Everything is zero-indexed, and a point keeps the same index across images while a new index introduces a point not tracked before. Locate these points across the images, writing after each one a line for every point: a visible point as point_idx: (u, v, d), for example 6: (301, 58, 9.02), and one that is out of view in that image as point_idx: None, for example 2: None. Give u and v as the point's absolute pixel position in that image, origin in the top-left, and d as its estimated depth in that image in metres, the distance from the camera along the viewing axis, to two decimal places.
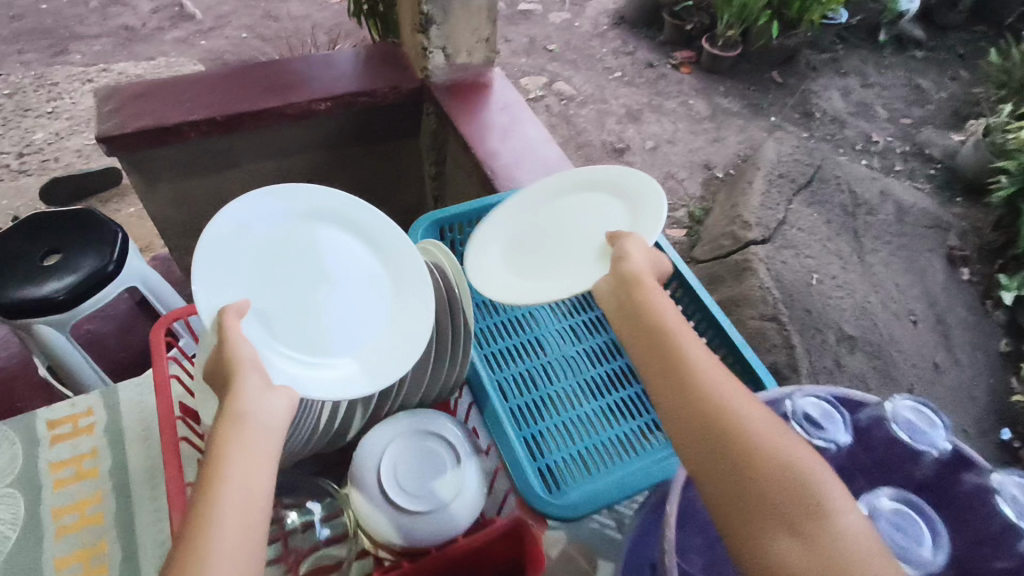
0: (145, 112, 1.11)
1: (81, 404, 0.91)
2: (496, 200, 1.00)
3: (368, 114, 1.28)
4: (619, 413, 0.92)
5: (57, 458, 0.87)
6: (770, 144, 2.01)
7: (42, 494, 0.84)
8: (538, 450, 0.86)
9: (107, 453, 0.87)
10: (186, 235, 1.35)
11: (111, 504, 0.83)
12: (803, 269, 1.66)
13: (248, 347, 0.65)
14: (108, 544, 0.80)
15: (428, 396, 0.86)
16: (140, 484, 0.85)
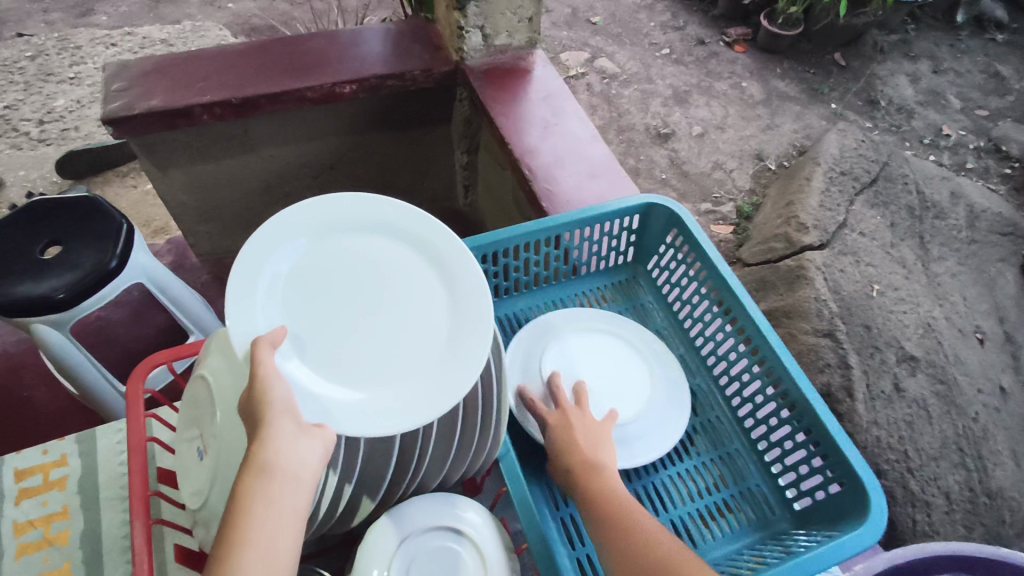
0: (155, 92, 1.02)
1: (53, 450, 0.79)
2: (544, 225, 0.88)
3: (397, 98, 1.17)
4: (671, 495, 0.82)
5: (26, 470, 0.78)
6: (832, 136, 1.84)
7: (4, 506, 0.76)
8: (578, 535, 0.77)
9: (77, 507, 0.75)
10: (200, 221, 1.27)
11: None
12: (863, 280, 1.51)
13: (282, 386, 0.53)
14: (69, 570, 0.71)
15: (450, 477, 0.70)
16: (110, 542, 0.73)
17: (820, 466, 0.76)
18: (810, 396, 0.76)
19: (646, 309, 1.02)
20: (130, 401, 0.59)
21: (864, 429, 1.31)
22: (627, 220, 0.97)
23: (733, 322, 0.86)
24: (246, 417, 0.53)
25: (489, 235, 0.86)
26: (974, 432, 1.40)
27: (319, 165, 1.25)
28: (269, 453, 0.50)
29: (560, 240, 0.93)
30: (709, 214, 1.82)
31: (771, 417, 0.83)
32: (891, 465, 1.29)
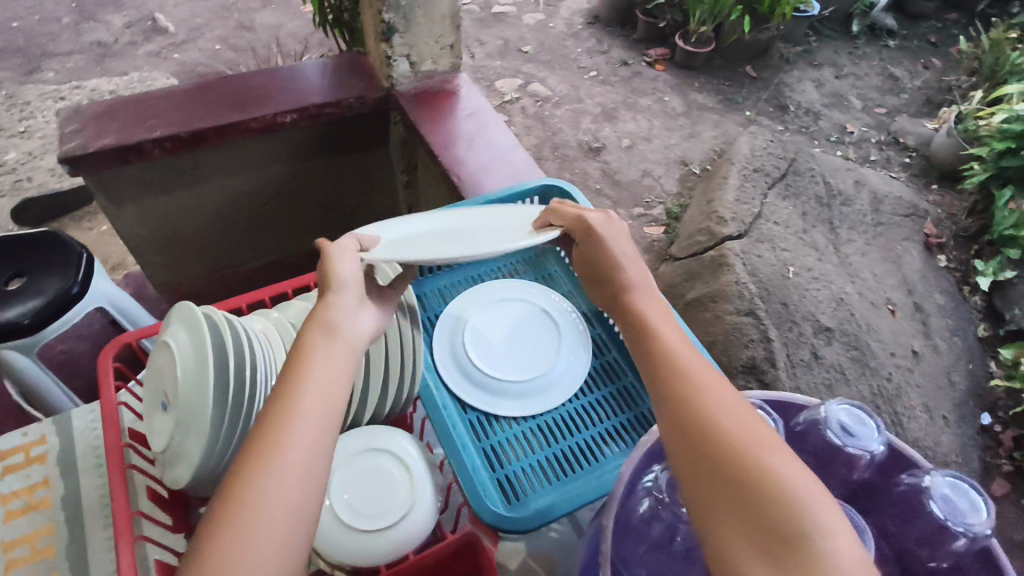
0: (108, 131, 1.10)
1: (33, 430, 0.82)
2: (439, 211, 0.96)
3: (336, 124, 1.28)
4: (580, 422, 0.89)
5: (8, 447, 0.81)
6: (744, 139, 2.01)
7: None
8: (498, 460, 0.83)
9: (61, 481, 0.78)
10: (158, 252, 1.33)
11: (65, 535, 0.75)
12: (779, 263, 1.66)
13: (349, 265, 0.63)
14: (57, 528, 0.75)
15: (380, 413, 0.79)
16: (95, 510, 0.77)
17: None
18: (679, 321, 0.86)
19: (553, 278, 1.08)
20: (102, 381, 0.67)
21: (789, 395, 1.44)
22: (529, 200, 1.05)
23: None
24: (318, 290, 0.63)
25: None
26: (888, 391, 1.54)
27: (268, 191, 1.34)
28: (331, 313, 0.59)
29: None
30: (642, 218, 1.96)
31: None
32: None
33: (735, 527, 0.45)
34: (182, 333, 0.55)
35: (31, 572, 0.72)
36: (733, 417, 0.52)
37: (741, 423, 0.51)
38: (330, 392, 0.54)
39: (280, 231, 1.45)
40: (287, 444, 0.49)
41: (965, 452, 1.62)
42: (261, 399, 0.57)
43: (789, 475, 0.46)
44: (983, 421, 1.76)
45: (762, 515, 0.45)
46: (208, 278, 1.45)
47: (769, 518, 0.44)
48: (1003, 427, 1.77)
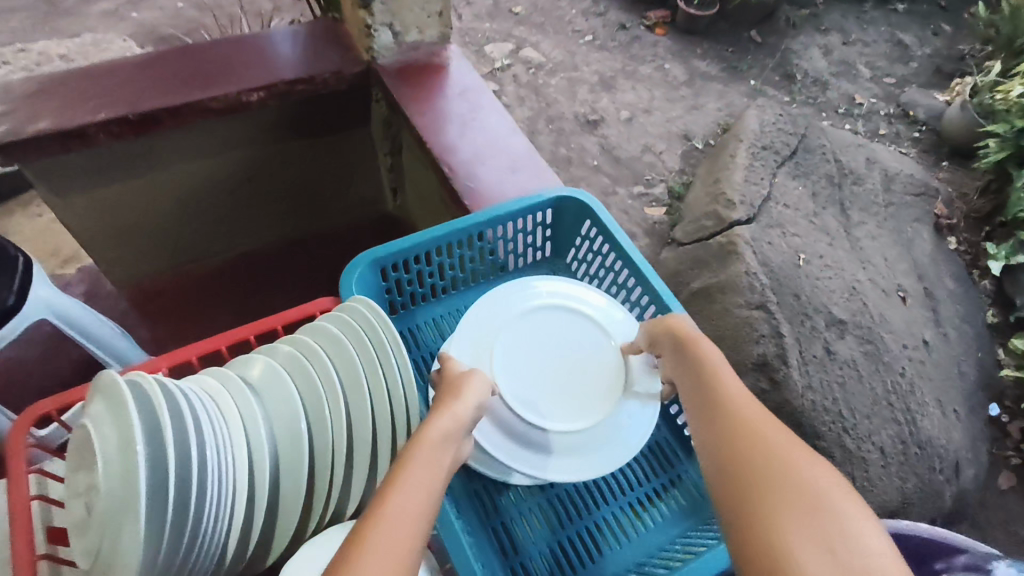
0: (44, 112, 0.96)
1: None
2: (442, 232, 0.88)
3: (309, 102, 1.13)
4: (600, 494, 0.89)
5: None
6: (752, 112, 1.87)
7: None
8: (511, 544, 0.83)
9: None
10: (114, 246, 1.20)
11: None
12: (790, 250, 1.57)
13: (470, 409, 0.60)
14: None
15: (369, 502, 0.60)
16: None
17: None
18: None
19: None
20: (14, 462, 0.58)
21: (801, 394, 1.37)
22: (540, 215, 0.98)
23: (644, 296, 0.92)
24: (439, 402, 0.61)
25: (404, 239, 0.87)
26: (902, 387, 1.46)
27: (235, 178, 1.20)
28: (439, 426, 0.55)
29: (483, 234, 0.94)
30: (643, 197, 1.85)
31: None
32: (828, 427, 1.37)
33: (786, 527, 0.49)
34: (103, 421, 0.43)
35: None
36: (787, 453, 0.55)
37: (790, 453, 0.55)
38: (421, 492, 0.49)
39: (253, 220, 1.31)
40: (381, 530, 0.44)
41: (975, 445, 1.57)
42: (203, 477, 0.45)
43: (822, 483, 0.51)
44: (992, 412, 1.71)
45: (805, 512, 0.49)
46: (174, 274, 1.31)
47: (813, 519, 0.48)
48: (1011, 418, 1.72)
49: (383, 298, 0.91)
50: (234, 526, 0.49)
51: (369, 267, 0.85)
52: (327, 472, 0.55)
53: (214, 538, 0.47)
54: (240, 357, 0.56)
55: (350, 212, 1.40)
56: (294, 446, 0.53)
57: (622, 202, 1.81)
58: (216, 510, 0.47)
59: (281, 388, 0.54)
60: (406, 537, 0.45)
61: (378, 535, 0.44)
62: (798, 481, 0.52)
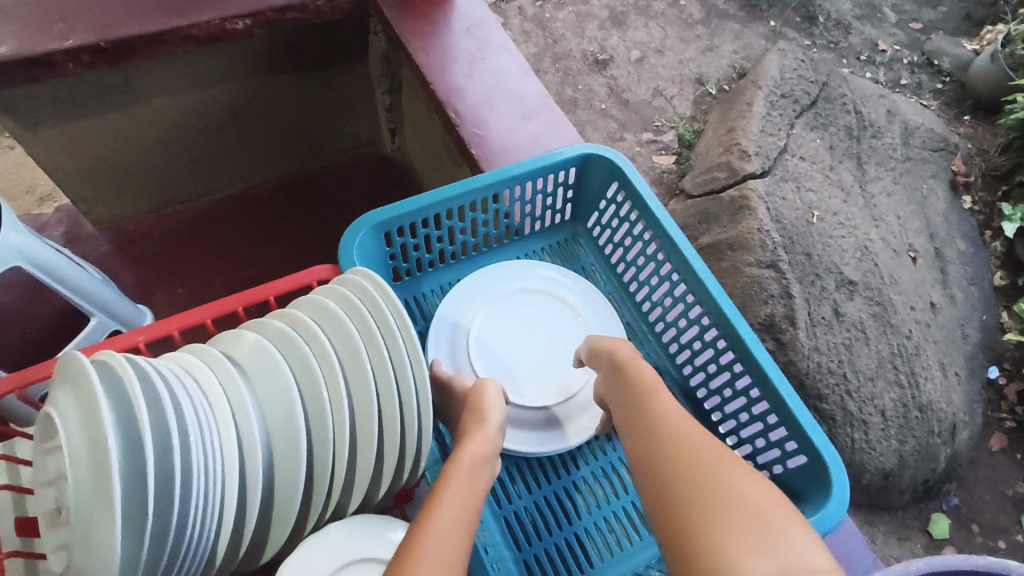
0: (5, 36, 0.86)
1: None
2: (452, 193, 0.81)
3: (301, 32, 1.04)
4: (616, 483, 0.86)
5: None
6: (772, 57, 1.76)
7: None
8: (525, 535, 0.81)
9: None
10: (92, 185, 1.12)
11: None
12: (804, 206, 1.50)
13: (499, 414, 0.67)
14: None
15: (376, 494, 0.56)
16: None
17: (780, 441, 0.79)
18: (735, 320, 0.79)
19: (588, 272, 1.01)
20: None
21: (805, 356, 1.35)
22: (563, 175, 0.93)
23: (674, 271, 0.87)
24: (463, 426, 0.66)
25: (417, 199, 0.80)
26: (908, 350, 1.44)
27: (221, 114, 1.11)
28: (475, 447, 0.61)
29: (500, 196, 0.88)
30: (651, 144, 1.76)
31: (711, 366, 0.86)
32: (831, 389, 1.35)
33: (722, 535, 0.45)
34: (72, 410, 0.38)
35: None
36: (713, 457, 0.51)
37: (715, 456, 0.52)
38: (464, 501, 0.54)
39: (240, 161, 1.23)
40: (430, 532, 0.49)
41: (973, 408, 1.57)
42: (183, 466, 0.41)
43: (768, 501, 0.47)
44: (990, 375, 1.70)
45: (732, 512, 0.46)
46: (157, 215, 1.24)
47: (743, 522, 0.45)
48: (1010, 381, 1.71)
49: (387, 264, 0.85)
50: (226, 517, 0.45)
51: (376, 232, 0.79)
52: (324, 463, 0.51)
53: (205, 528, 0.43)
54: (229, 334, 0.52)
55: (344, 153, 1.31)
56: (288, 432, 0.49)
57: (630, 148, 1.73)
58: (197, 505, 0.42)
59: (272, 368, 0.50)
60: (461, 530, 0.51)
61: (434, 526, 0.50)
62: (721, 481, 0.49)
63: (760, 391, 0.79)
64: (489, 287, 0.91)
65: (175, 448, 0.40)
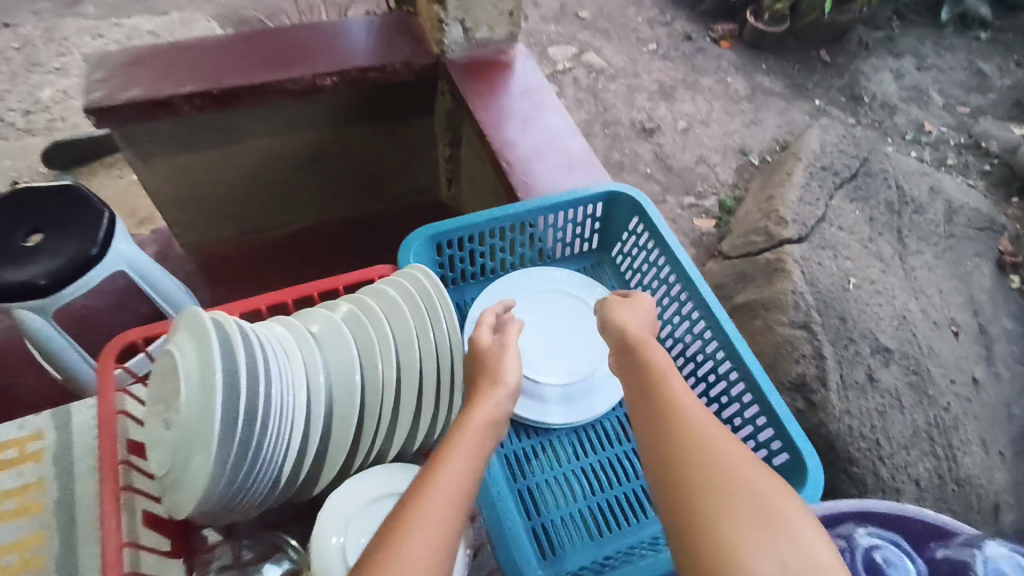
0: (137, 83, 1.04)
1: (32, 425, 0.88)
2: (494, 214, 0.91)
3: (378, 90, 1.19)
4: (624, 471, 0.90)
5: (3, 482, 0.85)
6: (814, 132, 1.85)
7: None
8: (535, 507, 0.86)
9: (53, 486, 0.84)
10: (187, 210, 1.27)
11: (55, 538, 0.81)
12: (840, 273, 1.54)
13: (514, 370, 0.62)
14: (45, 535, 0.81)
15: (405, 447, 0.67)
16: (84, 525, 0.82)
17: (767, 440, 0.84)
18: (731, 334, 0.85)
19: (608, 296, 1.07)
20: (102, 384, 0.66)
21: (836, 418, 1.35)
22: (591, 208, 1.02)
23: (682, 292, 0.93)
24: (475, 380, 0.62)
25: (467, 219, 0.90)
26: (945, 421, 1.43)
27: (302, 157, 1.27)
28: (486, 408, 0.57)
29: (536, 222, 0.98)
30: (692, 208, 1.85)
31: (710, 376, 0.92)
32: (862, 454, 1.33)
33: (732, 527, 0.48)
34: (191, 354, 0.48)
35: (23, 560, 0.79)
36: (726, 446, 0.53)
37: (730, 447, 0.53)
38: (466, 467, 0.51)
39: (313, 199, 1.37)
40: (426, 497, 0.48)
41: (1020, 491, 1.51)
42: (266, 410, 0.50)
43: (774, 493, 0.50)
44: None
45: (743, 505, 0.49)
46: (237, 242, 1.39)
47: (756, 516, 0.48)
48: None
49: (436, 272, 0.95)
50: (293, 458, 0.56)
51: (429, 241, 0.90)
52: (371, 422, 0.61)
53: (274, 471, 0.54)
54: (305, 311, 0.62)
55: (406, 198, 1.45)
56: (347, 393, 0.60)
57: (672, 211, 1.82)
58: (275, 441, 0.52)
59: (339, 342, 0.60)
60: (458, 497, 0.49)
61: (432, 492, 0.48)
62: (733, 472, 0.51)
63: (752, 397, 0.85)
64: (512, 290, 0.99)
65: (262, 404, 0.49)
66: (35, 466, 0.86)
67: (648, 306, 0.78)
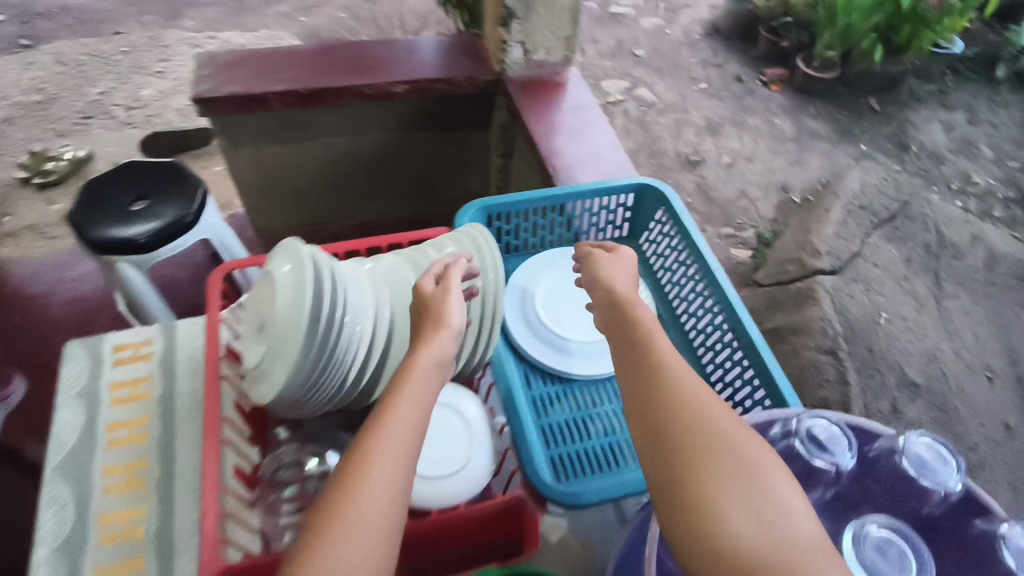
0: (236, 80, 1.19)
1: (142, 332, 0.81)
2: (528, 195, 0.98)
3: (442, 101, 1.31)
4: None
5: (118, 378, 0.76)
6: (855, 173, 1.90)
7: (102, 367, 0.77)
8: (552, 440, 0.84)
9: (161, 381, 0.76)
10: (264, 197, 1.42)
11: (159, 428, 0.73)
12: (872, 307, 1.57)
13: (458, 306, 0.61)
14: (151, 419, 0.73)
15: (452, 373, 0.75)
16: (188, 416, 0.74)
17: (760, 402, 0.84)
18: (729, 296, 0.89)
19: None
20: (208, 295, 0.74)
21: None
22: (623, 197, 1.06)
23: (693, 266, 0.97)
24: (418, 324, 0.61)
25: (509, 198, 0.99)
26: (970, 461, 1.42)
27: (369, 157, 1.40)
28: (428, 352, 0.57)
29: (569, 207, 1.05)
30: (730, 238, 1.90)
31: (717, 345, 0.92)
32: None
33: (717, 491, 0.47)
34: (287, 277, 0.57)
35: (127, 453, 0.71)
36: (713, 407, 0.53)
37: (716, 408, 0.53)
38: (399, 433, 0.52)
39: (375, 196, 1.51)
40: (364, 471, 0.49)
41: None
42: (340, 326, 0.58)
43: (758, 454, 0.49)
44: None
45: (726, 469, 0.48)
46: (304, 231, 1.54)
47: (740, 480, 0.48)
48: None
49: None
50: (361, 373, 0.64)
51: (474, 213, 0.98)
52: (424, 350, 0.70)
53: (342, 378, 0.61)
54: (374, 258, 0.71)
55: (458, 202, 1.57)
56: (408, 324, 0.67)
57: (709, 239, 1.88)
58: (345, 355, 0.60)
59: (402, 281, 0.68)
60: (398, 460, 0.50)
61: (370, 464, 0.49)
62: (719, 434, 0.51)
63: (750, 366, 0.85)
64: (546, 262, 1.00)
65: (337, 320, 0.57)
66: (144, 364, 0.78)
67: (630, 256, 0.75)
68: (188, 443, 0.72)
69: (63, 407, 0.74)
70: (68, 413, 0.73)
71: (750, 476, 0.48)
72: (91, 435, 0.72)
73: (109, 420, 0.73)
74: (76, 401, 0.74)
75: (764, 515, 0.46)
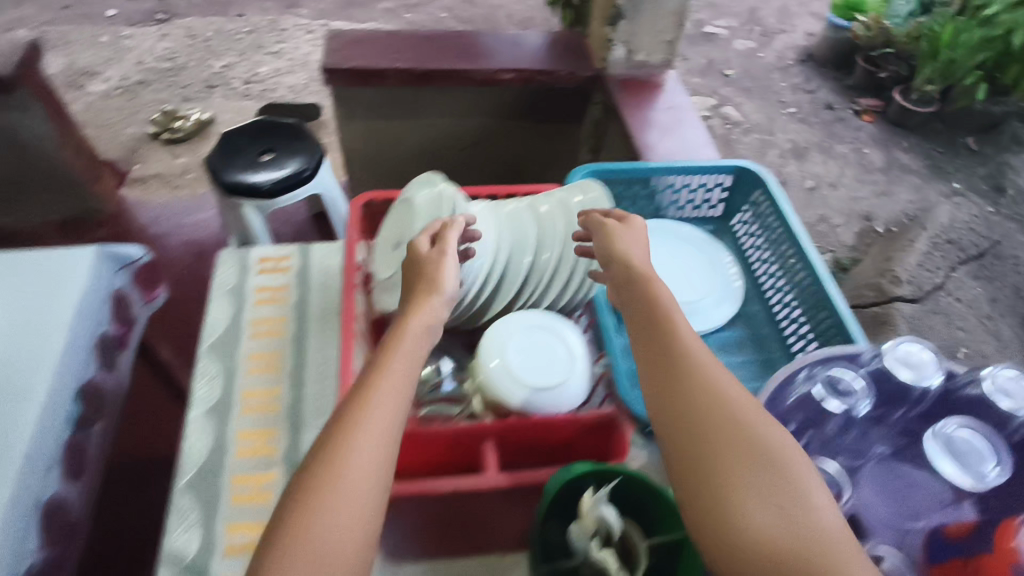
0: (358, 55, 1.30)
1: (281, 248, 0.87)
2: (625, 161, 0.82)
3: (542, 93, 1.38)
4: None
5: (261, 283, 0.83)
6: (945, 208, 1.85)
7: (247, 272, 0.84)
8: None
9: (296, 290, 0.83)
10: (366, 166, 1.53)
11: (293, 327, 0.79)
12: (951, 340, 1.53)
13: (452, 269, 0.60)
14: (286, 320, 0.79)
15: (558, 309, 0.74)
16: (318, 321, 0.80)
17: None
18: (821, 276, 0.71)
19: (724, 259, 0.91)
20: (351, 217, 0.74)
21: None
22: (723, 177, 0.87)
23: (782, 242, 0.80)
24: (411, 287, 0.60)
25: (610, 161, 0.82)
26: None
27: (466, 139, 1.49)
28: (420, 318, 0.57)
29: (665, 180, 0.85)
30: None
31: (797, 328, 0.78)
32: None
33: (738, 492, 0.45)
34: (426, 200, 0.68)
35: (267, 345, 0.77)
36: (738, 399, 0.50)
37: (740, 400, 0.50)
38: (393, 401, 0.51)
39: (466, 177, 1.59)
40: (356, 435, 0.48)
41: None
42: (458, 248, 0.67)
43: (782, 449, 0.47)
44: None
45: (748, 465, 0.46)
46: None
47: (760, 478, 0.45)
48: None
49: None
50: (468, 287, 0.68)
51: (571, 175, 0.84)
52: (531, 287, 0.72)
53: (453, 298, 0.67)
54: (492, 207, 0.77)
55: None
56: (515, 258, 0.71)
57: None
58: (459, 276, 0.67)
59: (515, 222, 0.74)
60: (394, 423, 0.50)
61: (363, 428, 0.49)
62: (741, 429, 0.48)
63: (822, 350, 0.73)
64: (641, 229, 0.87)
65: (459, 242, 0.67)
66: (283, 274, 0.84)
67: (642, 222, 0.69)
68: (319, 345, 0.77)
69: (214, 302, 0.81)
70: (218, 308, 0.80)
71: (775, 474, 0.46)
72: (237, 327, 0.79)
73: (253, 317, 0.79)
74: (225, 298, 0.81)
75: (788, 514, 0.44)
